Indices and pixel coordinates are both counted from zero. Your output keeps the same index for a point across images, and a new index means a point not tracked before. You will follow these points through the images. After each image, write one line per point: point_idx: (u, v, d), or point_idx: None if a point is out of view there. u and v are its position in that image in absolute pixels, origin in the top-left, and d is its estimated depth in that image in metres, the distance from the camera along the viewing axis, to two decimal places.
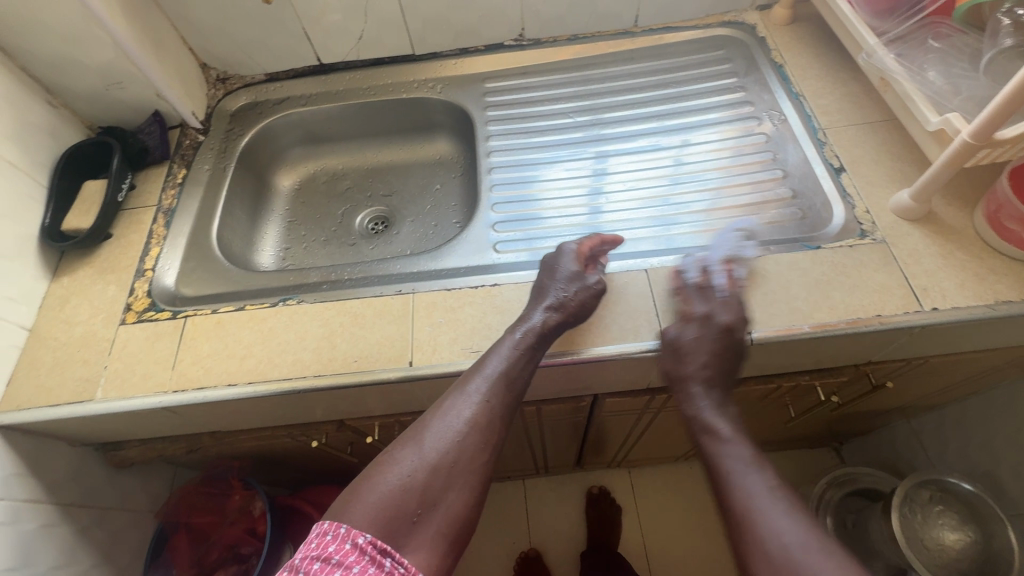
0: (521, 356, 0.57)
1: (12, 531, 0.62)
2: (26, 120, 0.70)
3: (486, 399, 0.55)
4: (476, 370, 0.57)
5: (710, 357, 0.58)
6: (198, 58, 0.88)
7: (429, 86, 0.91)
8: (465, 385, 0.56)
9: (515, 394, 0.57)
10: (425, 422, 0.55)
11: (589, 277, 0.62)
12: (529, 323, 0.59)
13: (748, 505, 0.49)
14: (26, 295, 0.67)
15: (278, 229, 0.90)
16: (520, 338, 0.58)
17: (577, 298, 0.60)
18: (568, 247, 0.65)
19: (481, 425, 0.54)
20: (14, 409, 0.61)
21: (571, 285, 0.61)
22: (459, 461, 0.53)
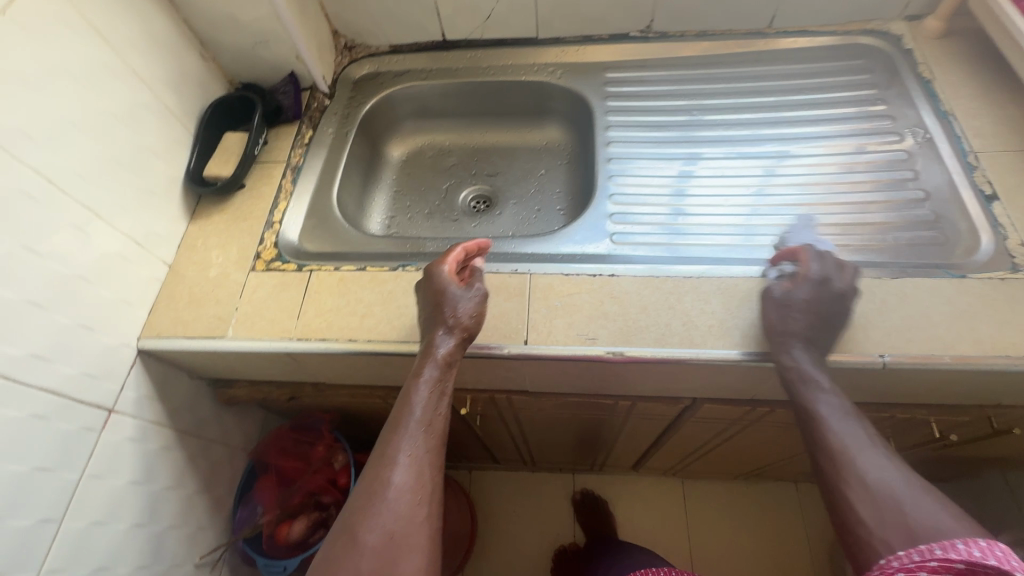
0: (434, 397, 0.55)
1: (140, 447, 0.67)
2: (182, 69, 0.75)
3: (405, 454, 0.53)
4: (392, 429, 0.54)
5: (813, 325, 0.56)
6: (332, 25, 0.91)
7: (549, 71, 0.91)
8: (383, 453, 0.53)
9: (438, 437, 0.55)
10: (357, 501, 0.52)
11: (463, 292, 0.58)
12: (434, 363, 0.56)
13: (845, 446, 0.52)
14: (169, 232, 0.71)
15: (386, 197, 0.92)
16: (429, 381, 0.55)
17: (466, 317, 0.58)
18: (438, 270, 0.59)
19: (416, 481, 0.52)
20: (155, 336, 0.66)
21: (471, 304, 0.58)
22: (404, 524, 0.50)
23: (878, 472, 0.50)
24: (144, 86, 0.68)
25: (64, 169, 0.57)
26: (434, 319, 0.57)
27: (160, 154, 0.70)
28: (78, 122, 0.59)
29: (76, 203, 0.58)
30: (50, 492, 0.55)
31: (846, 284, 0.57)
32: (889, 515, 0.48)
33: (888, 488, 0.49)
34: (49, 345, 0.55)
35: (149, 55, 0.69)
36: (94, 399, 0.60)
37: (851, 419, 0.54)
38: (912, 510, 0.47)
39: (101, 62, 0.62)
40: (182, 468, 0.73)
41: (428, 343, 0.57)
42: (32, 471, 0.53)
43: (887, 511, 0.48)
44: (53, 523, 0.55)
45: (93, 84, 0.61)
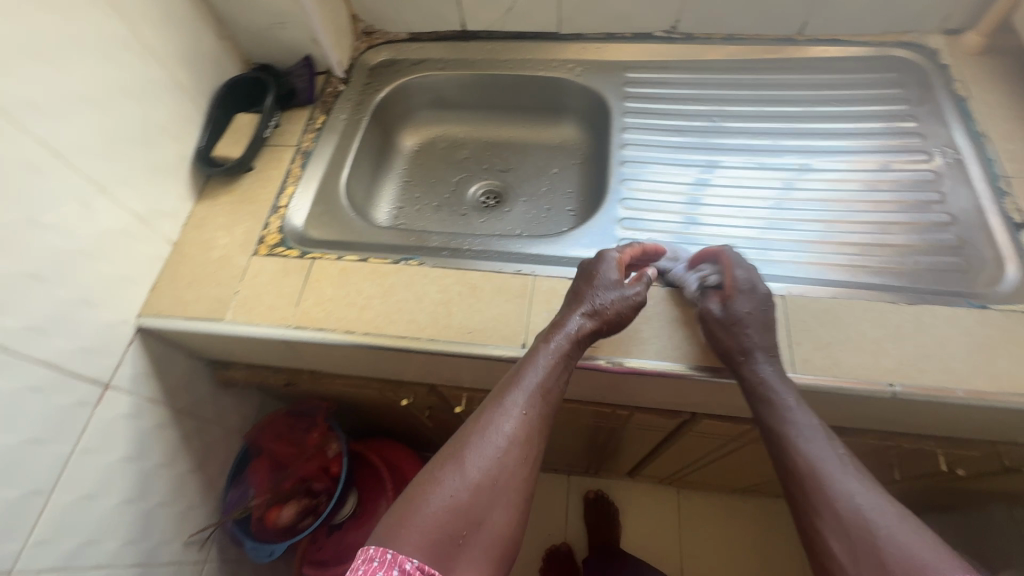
0: (557, 366, 0.53)
1: (134, 424, 0.67)
2: (197, 46, 0.74)
3: (520, 411, 0.51)
4: (512, 384, 0.52)
5: (765, 337, 0.55)
6: (351, 10, 0.90)
7: (569, 68, 0.89)
8: (500, 398, 0.52)
9: (552, 405, 0.53)
10: (462, 438, 0.50)
11: (619, 283, 0.58)
12: (567, 335, 0.55)
13: (822, 466, 0.47)
14: (175, 211, 0.71)
15: (395, 187, 0.91)
16: (556, 349, 0.54)
17: (613, 307, 0.56)
18: (609, 253, 0.60)
19: (524, 438, 0.50)
20: (154, 315, 0.66)
21: (611, 294, 0.57)
22: (502, 476, 0.48)
23: (854, 495, 0.45)
24: (157, 62, 0.67)
25: (69, 141, 0.57)
26: (581, 297, 0.57)
27: (170, 132, 0.70)
28: (88, 96, 0.58)
29: (81, 177, 0.58)
30: (40, 464, 0.55)
31: (767, 290, 0.58)
32: (860, 544, 0.43)
33: (864, 516, 0.44)
34: (47, 318, 0.55)
35: (164, 31, 0.68)
36: (91, 374, 0.60)
37: (818, 436, 0.49)
38: (886, 540, 0.42)
39: (114, 35, 0.61)
40: (176, 446, 0.74)
41: (566, 315, 0.56)
42: (24, 443, 0.53)
43: (858, 540, 0.43)
44: (41, 495, 0.55)
45: (104, 57, 0.60)
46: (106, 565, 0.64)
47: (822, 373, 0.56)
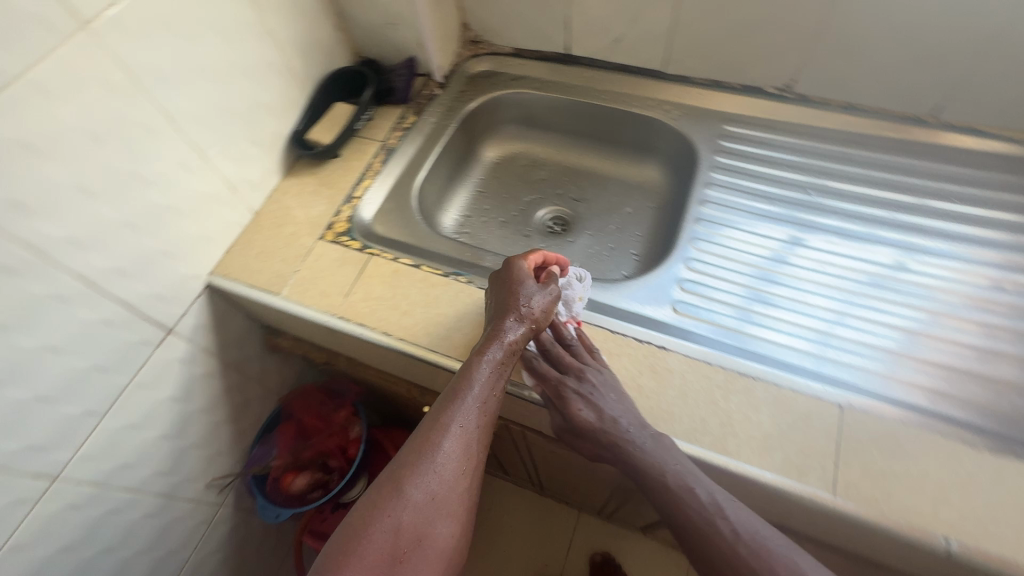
0: (493, 377, 0.54)
1: (186, 369, 0.73)
2: (314, 36, 0.79)
3: (458, 424, 0.51)
4: (450, 399, 0.52)
5: (630, 421, 0.53)
6: (463, 18, 0.92)
7: (665, 109, 0.85)
8: (438, 418, 0.51)
9: (490, 416, 0.53)
10: (405, 457, 0.50)
11: (537, 288, 0.60)
12: (504, 345, 0.55)
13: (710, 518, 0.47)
14: (262, 183, 0.77)
15: (467, 195, 0.93)
16: (492, 360, 0.54)
17: (537, 312, 0.58)
18: (518, 264, 0.61)
19: (463, 453, 0.50)
20: (224, 276, 0.72)
21: (538, 300, 0.59)
22: (446, 490, 0.49)
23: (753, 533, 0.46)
24: (275, 46, 0.73)
25: (184, 109, 0.62)
26: (510, 310, 0.57)
27: (273, 111, 0.75)
28: (208, 70, 0.64)
29: (187, 142, 0.64)
30: (100, 389, 0.61)
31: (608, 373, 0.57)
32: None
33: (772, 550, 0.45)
34: (132, 263, 0.61)
35: (288, 19, 0.73)
36: (158, 318, 0.66)
37: (697, 476, 0.50)
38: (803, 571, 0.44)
39: (242, 18, 0.67)
40: (218, 396, 0.79)
41: (502, 323, 0.57)
42: (90, 368, 0.60)
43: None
44: (95, 417, 0.62)
45: (230, 37, 0.66)
46: (135, 489, 0.70)
47: (867, 504, 0.50)
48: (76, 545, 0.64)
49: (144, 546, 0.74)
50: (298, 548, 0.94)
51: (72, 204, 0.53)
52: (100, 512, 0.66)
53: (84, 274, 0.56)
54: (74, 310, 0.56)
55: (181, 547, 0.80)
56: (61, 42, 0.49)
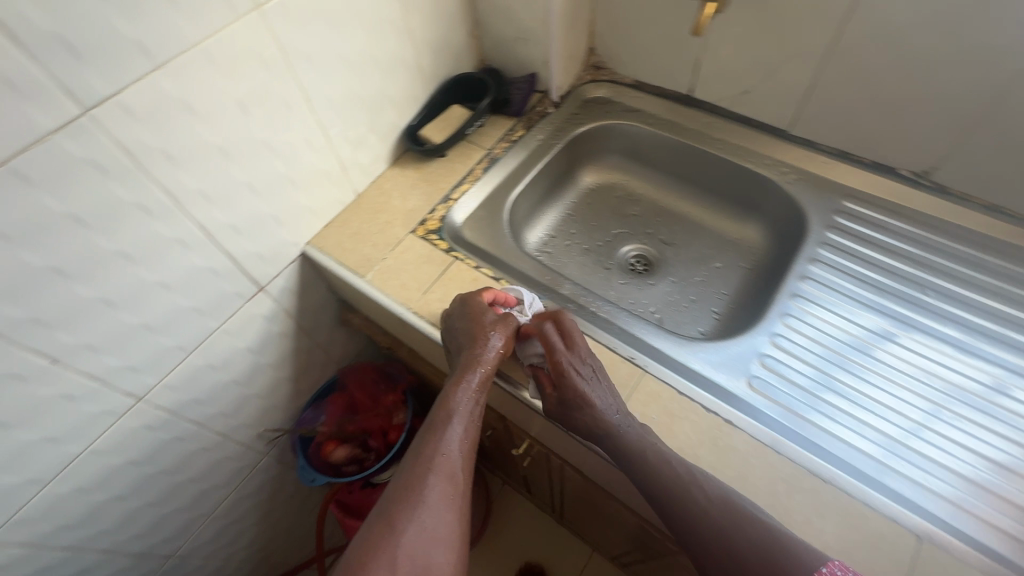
0: (470, 403, 0.58)
1: (267, 326, 0.78)
2: (448, 39, 0.82)
3: (442, 453, 0.55)
4: (431, 431, 0.56)
5: (612, 405, 0.56)
6: (591, 43, 0.93)
7: (780, 170, 0.81)
8: (421, 453, 0.55)
9: (470, 441, 0.57)
10: (395, 495, 0.52)
11: (494, 315, 0.63)
12: (479, 371, 0.59)
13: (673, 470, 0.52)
14: (370, 168, 0.81)
15: (556, 215, 0.93)
16: (469, 387, 0.58)
17: (502, 336, 0.62)
18: (466, 296, 0.65)
19: (450, 478, 0.54)
20: (318, 248, 0.76)
21: (495, 324, 0.62)
22: (439, 516, 0.51)
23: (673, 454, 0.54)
24: (411, 44, 0.76)
25: (320, 91, 0.67)
26: (475, 337, 0.61)
27: (395, 104, 0.79)
28: (348, 57, 0.68)
29: (315, 121, 0.68)
30: (193, 329, 0.67)
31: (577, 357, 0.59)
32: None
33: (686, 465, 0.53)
34: (245, 223, 0.66)
35: (428, 21, 0.77)
36: (254, 275, 0.71)
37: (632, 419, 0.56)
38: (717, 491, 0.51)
39: (389, 14, 0.70)
40: (287, 355, 0.85)
41: (472, 352, 0.60)
42: (191, 309, 0.65)
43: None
44: (183, 352, 0.67)
45: (375, 31, 0.70)
46: (199, 424, 0.75)
47: None
48: (141, 461, 0.70)
49: (195, 477, 0.80)
50: (323, 512, 0.99)
51: (210, 161, 0.58)
52: (167, 437, 0.71)
53: (205, 225, 0.61)
54: (189, 254, 0.61)
55: (223, 484, 0.86)
56: (235, 18, 0.54)
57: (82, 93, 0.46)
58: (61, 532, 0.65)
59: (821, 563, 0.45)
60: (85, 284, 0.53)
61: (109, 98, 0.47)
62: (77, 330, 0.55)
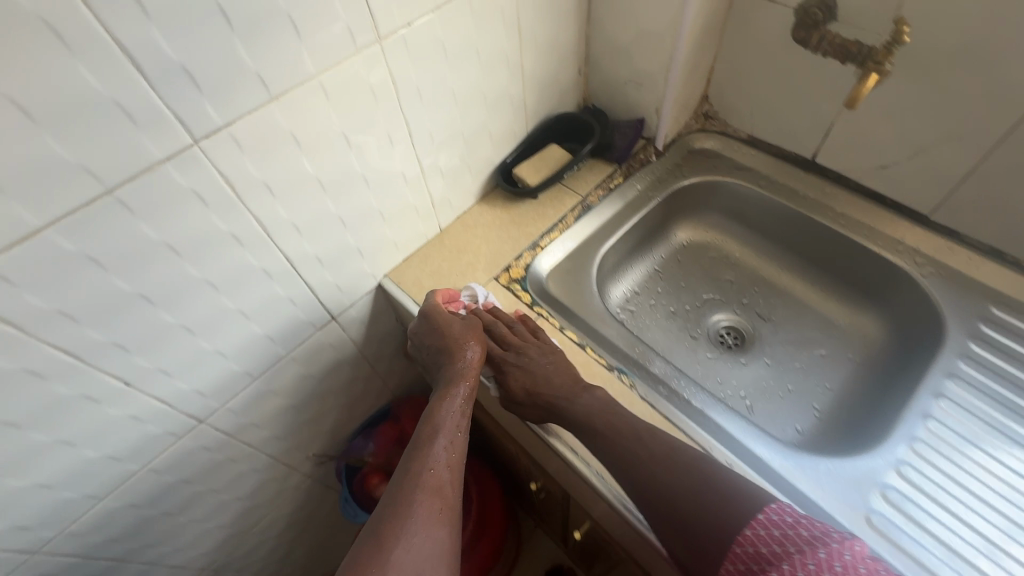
0: (458, 415, 0.56)
1: (333, 354, 0.75)
2: (557, 77, 0.77)
3: (431, 466, 0.51)
4: (417, 447, 0.53)
5: (561, 380, 0.60)
6: (706, 91, 0.86)
7: (914, 260, 0.71)
8: (408, 469, 0.50)
9: (461, 455, 0.54)
10: (381, 513, 0.47)
11: (465, 324, 0.63)
12: (465, 383, 0.58)
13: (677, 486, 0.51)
14: (458, 204, 0.77)
15: (643, 271, 0.86)
16: (456, 400, 0.57)
17: (480, 346, 0.62)
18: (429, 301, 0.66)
19: (442, 491, 0.49)
20: (396, 282, 0.73)
21: (465, 329, 0.63)
22: (432, 535, 0.46)
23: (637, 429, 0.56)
24: (520, 80, 0.72)
25: (424, 126, 0.63)
26: (451, 350, 0.61)
27: (494, 140, 0.75)
28: (457, 93, 0.64)
29: (414, 155, 0.65)
30: (263, 356, 0.65)
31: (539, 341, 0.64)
32: (766, 552, 0.45)
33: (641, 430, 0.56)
34: (330, 255, 0.63)
35: (541, 58, 0.72)
36: (329, 305, 0.68)
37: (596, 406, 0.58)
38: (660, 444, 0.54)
39: (504, 50, 0.66)
40: (347, 382, 0.82)
41: (456, 366, 0.60)
42: (264, 337, 0.63)
43: (766, 546, 0.45)
44: (250, 377, 0.65)
45: (487, 67, 0.65)
46: (253, 445, 0.73)
47: None
48: (194, 480, 0.68)
49: (241, 495, 0.78)
50: None
51: (307, 194, 0.56)
52: (221, 457, 0.70)
53: (291, 255, 0.59)
54: (272, 284, 0.59)
55: (265, 502, 0.84)
56: (355, 52, 0.50)
57: (197, 124, 0.43)
58: (109, 544, 0.64)
59: (757, 511, 0.47)
60: (169, 311, 0.51)
61: (221, 129, 0.45)
62: (154, 354, 0.53)
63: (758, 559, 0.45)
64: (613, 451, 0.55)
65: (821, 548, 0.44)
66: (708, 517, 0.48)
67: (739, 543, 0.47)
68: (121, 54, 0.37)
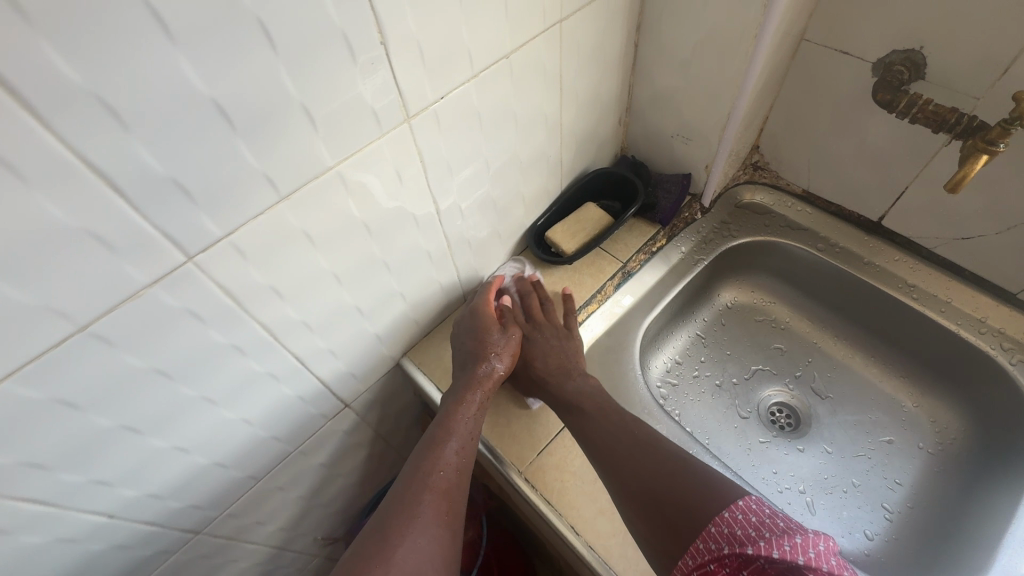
0: (470, 422, 0.55)
1: (345, 439, 0.68)
2: (596, 129, 0.70)
3: (441, 469, 0.51)
4: (428, 448, 0.52)
5: (560, 367, 0.60)
6: (757, 141, 0.78)
7: (1003, 345, 0.63)
8: (416, 470, 0.51)
9: (470, 461, 0.53)
10: (387, 509, 0.48)
11: (502, 330, 0.62)
12: (481, 390, 0.57)
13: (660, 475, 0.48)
14: (485, 270, 0.69)
15: (686, 338, 0.78)
16: (471, 405, 0.56)
17: (509, 359, 0.60)
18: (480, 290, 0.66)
19: (447, 496, 0.49)
20: (417, 363, 0.65)
21: (503, 336, 0.61)
22: (435, 537, 0.46)
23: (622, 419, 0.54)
24: (558, 138, 0.64)
25: (453, 199, 0.55)
26: (478, 348, 0.60)
27: (527, 203, 0.67)
28: (491, 161, 0.57)
29: (441, 231, 0.57)
30: (267, 457, 0.57)
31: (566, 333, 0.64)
32: (740, 535, 0.40)
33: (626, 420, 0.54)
34: (346, 346, 0.56)
35: (581, 114, 0.65)
36: (343, 394, 0.61)
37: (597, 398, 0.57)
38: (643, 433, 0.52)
39: (544, 110, 0.58)
40: (359, 462, 0.74)
41: (475, 370, 0.58)
42: (269, 438, 0.55)
43: (739, 529, 0.41)
44: (253, 479, 0.58)
45: (524, 130, 0.58)
46: (256, 542, 0.66)
47: None
48: None
49: None
50: None
51: (320, 291, 0.48)
52: (219, 561, 0.62)
53: (303, 355, 0.51)
54: (279, 386, 0.51)
55: None
56: (380, 135, 0.43)
57: (190, 239, 0.36)
58: None
59: (738, 497, 0.43)
60: (158, 436, 0.44)
61: (219, 240, 0.37)
62: (141, 481, 0.46)
63: (730, 541, 0.41)
64: (597, 436, 0.54)
65: (798, 534, 0.39)
66: (686, 491, 0.46)
67: (714, 523, 0.42)
68: (91, 173, 0.29)
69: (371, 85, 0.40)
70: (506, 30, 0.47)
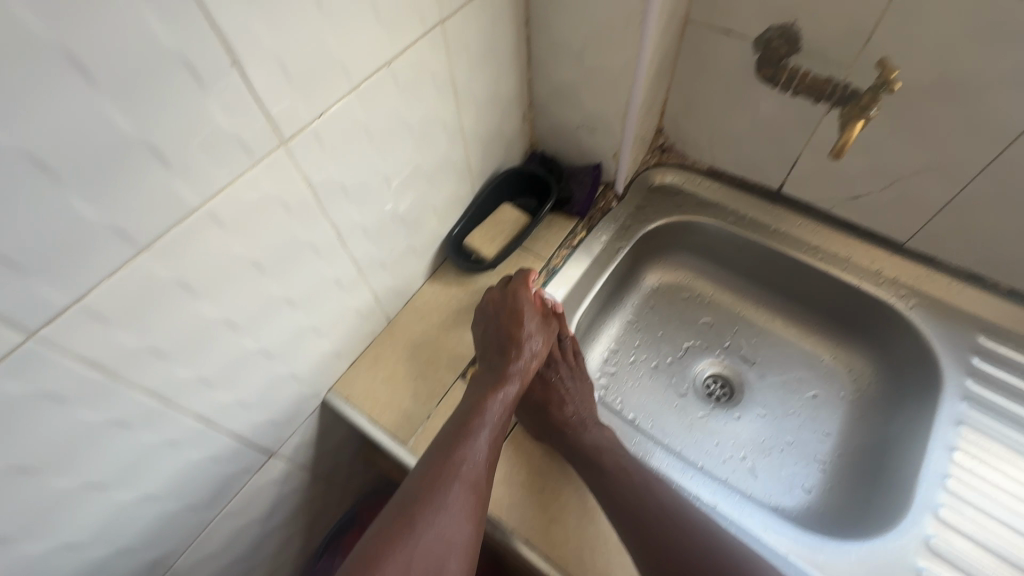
0: (502, 413, 0.53)
1: (277, 489, 0.62)
2: (501, 129, 0.68)
3: (471, 460, 0.49)
4: (460, 434, 0.50)
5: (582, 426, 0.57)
6: (661, 125, 0.79)
7: (897, 293, 0.68)
8: (445, 456, 0.49)
9: (497, 453, 0.51)
10: (413, 495, 0.46)
11: (536, 320, 0.59)
12: (518, 382, 0.55)
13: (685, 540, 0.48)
14: (405, 287, 0.66)
15: (617, 327, 0.79)
16: (506, 397, 0.53)
17: (541, 344, 0.58)
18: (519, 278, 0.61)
19: (473, 487, 0.47)
20: (344, 396, 0.61)
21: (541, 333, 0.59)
22: (459, 529, 0.45)
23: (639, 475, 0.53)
24: (462, 143, 0.62)
25: (356, 222, 0.52)
26: (515, 335, 0.57)
27: (439, 212, 0.64)
28: (391, 176, 0.53)
29: (347, 257, 0.53)
30: (185, 530, 0.51)
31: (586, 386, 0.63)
32: None
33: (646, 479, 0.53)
34: (259, 394, 0.51)
35: (482, 115, 0.63)
36: (266, 444, 0.56)
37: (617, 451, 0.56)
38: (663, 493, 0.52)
39: (440, 117, 0.56)
40: (298, 509, 0.69)
41: (510, 359, 0.56)
42: (183, 510, 0.50)
43: None
44: (171, 556, 0.52)
45: (421, 140, 0.55)
46: None
47: None
48: None
49: None
50: None
51: (211, 342, 0.43)
52: None
53: (206, 413, 0.46)
54: (183, 453, 0.46)
55: None
56: (253, 164, 0.39)
57: (27, 314, 0.30)
58: None
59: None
60: (36, 539, 0.38)
61: (67, 310, 0.32)
62: None
63: None
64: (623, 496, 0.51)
65: None
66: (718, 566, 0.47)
67: None
68: None
69: (231, 112, 0.35)
70: (382, 37, 0.44)
